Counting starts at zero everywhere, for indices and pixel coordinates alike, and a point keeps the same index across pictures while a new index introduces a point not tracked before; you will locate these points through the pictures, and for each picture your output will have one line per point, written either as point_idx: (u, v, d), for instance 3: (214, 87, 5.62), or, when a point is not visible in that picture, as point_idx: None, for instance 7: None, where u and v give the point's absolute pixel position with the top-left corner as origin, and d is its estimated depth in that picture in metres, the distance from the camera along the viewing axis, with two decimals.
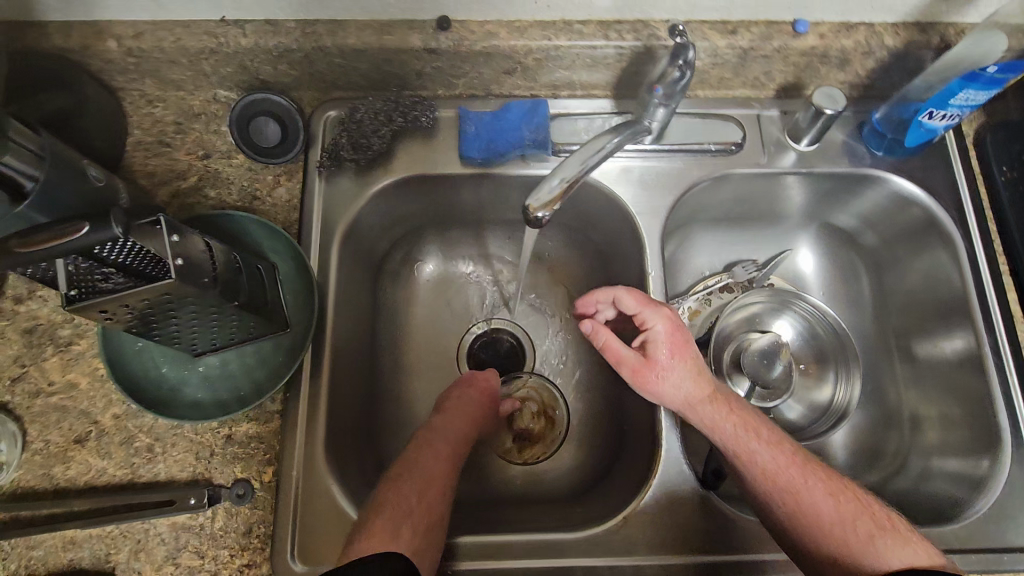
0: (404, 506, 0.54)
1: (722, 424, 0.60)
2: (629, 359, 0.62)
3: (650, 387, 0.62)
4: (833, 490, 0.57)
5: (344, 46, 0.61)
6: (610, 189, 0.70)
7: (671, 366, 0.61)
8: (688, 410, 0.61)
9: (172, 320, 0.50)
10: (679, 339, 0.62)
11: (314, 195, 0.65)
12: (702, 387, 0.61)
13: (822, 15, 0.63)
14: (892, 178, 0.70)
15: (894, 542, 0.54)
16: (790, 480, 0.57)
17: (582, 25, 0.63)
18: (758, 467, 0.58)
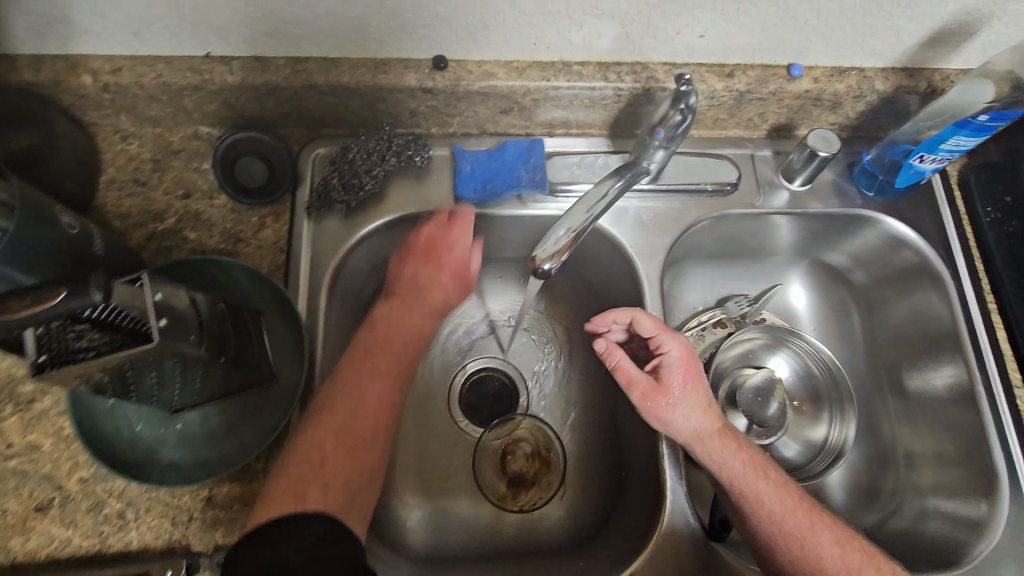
0: (322, 464, 0.52)
1: (731, 460, 0.58)
2: (642, 383, 0.61)
3: (659, 414, 0.60)
4: (840, 539, 0.55)
5: (336, 84, 0.59)
6: (607, 228, 0.69)
7: (683, 395, 0.60)
8: (696, 444, 0.59)
9: (152, 377, 0.47)
10: (692, 368, 0.62)
11: (301, 237, 0.62)
12: (713, 420, 0.60)
13: (816, 61, 0.64)
14: (883, 218, 0.71)
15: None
16: (798, 525, 0.55)
17: (580, 66, 0.62)
18: (765, 508, 0.56)
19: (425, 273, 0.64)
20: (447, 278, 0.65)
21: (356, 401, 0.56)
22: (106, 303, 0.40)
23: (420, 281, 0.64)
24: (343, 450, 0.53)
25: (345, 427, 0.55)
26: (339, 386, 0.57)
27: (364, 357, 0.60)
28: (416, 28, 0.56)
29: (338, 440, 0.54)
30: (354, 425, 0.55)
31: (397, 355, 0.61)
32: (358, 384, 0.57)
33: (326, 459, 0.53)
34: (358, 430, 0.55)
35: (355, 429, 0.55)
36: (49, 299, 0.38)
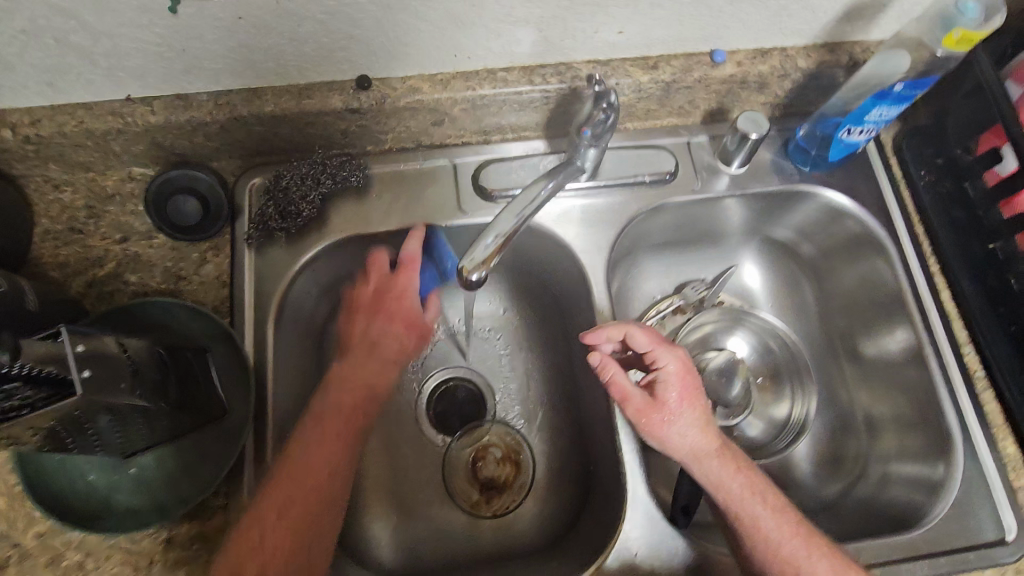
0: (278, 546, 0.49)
1: (728, 482, 0.56)
2: (638, 398, 0.59)
3: (655, 429, 0.58)
4: (838, 568, 0.53)
5: (261, 114, 0.59)
6: (550, 228, 0.69)
7: (680, 412, 0.59)
8: (692, 462, 0.58)
9: (93, 430, 0.47)
10: (690, 385, 0.60)
11: (244, 269, 0.62)
12: (710, 440, 0.58)
13: (737, 45, 0.64)
14: (821, 191, 0.72)
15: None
16: (793, 551, 0.54)
17: (505, 72, 0.62)
18: (759, 534, 0.55)
19: (381, 339, 0.62)
20: (400, 326, 0.63)
21: (321, 469, 0.53)
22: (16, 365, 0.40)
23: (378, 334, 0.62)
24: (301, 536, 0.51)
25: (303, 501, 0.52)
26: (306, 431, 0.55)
27: (331, 405, 0.57)
28: (334, 51, 0.56)
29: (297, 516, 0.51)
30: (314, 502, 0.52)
31: (363, 412, 0.58)
32: (317, 448, 0.54)
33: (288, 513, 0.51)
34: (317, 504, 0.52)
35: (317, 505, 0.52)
36: None
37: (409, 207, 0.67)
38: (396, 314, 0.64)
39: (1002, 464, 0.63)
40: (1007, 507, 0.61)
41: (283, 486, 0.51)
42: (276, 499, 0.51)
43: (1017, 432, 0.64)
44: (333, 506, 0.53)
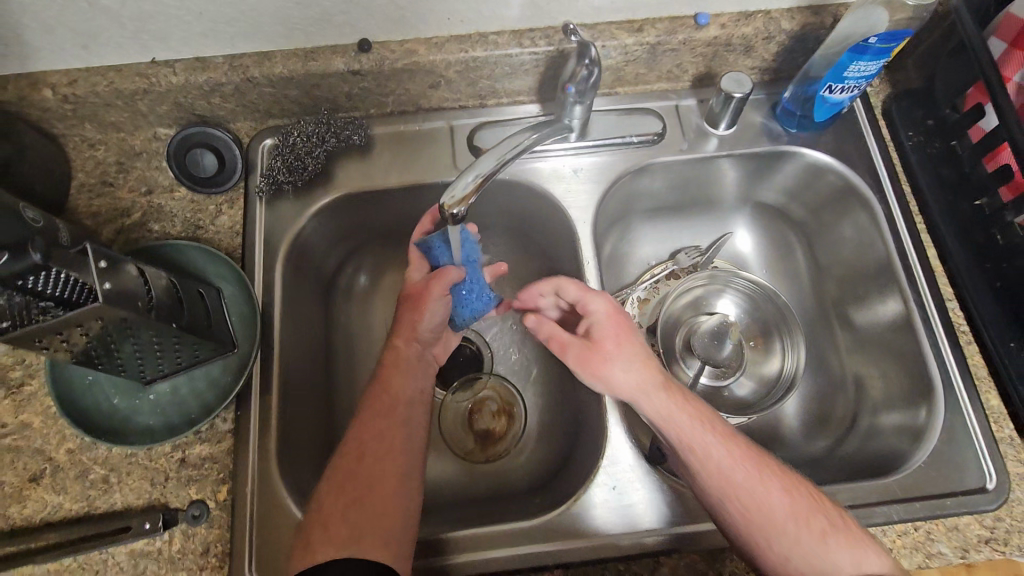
0: (341, 537, 0.49)
1: (677, 414, 0.57)
2: (579, 343, 0.61)
3: (600, 372, 0.59)
4: (790, 487, 0.55)
5: (272, 75, 0.64)
6: (541, 187, 0.72)
7: (619, 351, 0.59)
8: (641, 399, 0.58)
9: (130, 339, 0.51)
10: (625, 325, 0.61)
11: (255, 220, 0.67)
12: (655, 375, 0.58)
13: (721, 8, 0.67)
14: (805, 152, 0.73)
15: (846, 541, 0.52)
16: (747, 475, 0.55)
17: (496, 36, 0.66)
18: (713, 462, 0.55)
19: (398, 345, 0.63)
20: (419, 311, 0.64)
21: (369, 460, 0.55)
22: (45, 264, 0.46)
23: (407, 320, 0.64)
24: (360, 525, 0.50)
25: (356, 490, 0.53)
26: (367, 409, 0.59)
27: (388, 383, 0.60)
28: (335, 15, 0.61)
29: (350, 509, 0.51)
30: (367, 487, 0.53)
31: (398, 407, 0.59)
32: (363, 443, 0.56)
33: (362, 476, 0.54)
34: (367, 490, 0.53)
35: (372, 492, 0.53)
36: None
37: (408, 166, 0.71)
38: (410, 326, 0.64)
39: (984, 415, 0.64)
40: (988, 456, 0.62)
41: (336, 487, 0.53)
42: (331, 494, 0.53)
43: (1001, 385, 0.64)
44: (387, 490, 0.53)
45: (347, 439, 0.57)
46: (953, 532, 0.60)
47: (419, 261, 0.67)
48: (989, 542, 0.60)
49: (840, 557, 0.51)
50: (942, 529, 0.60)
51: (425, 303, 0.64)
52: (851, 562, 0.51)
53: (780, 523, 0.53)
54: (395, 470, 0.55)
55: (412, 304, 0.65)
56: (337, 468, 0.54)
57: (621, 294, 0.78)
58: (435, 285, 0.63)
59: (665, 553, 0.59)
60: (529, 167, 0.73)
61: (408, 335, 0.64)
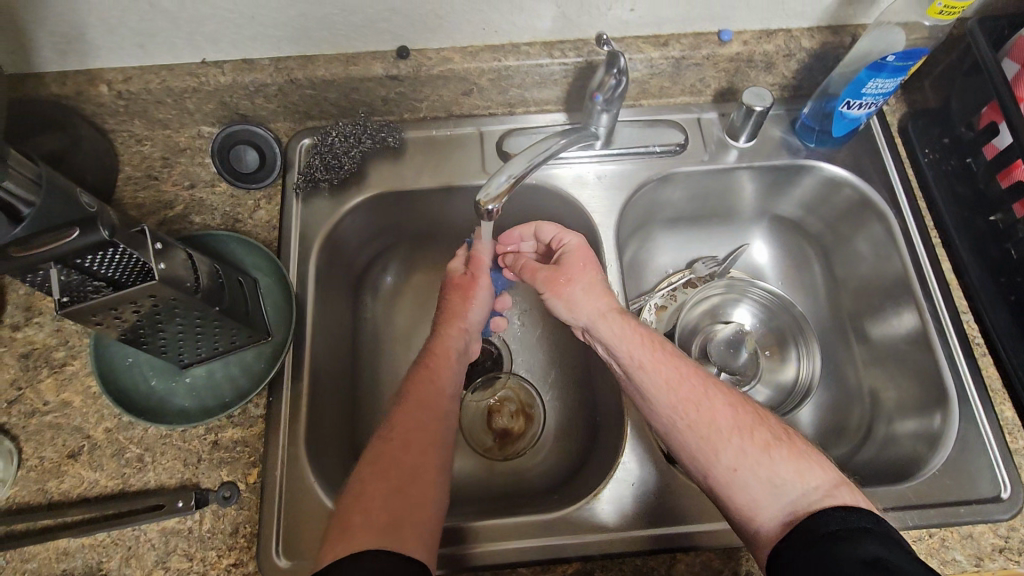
0: (382, 522, 0.49)
1: (627, 334, 0.62)
2: (543, 270, 0.67)
3: (560, 295, 0.65)
4: (734, 402, 0.57)
5: (314, 78, 0.68)
6: (566, 192, 0.75)
7: (581, 277, 0.65)
8: (597, 320, 0.63)
9: (175, 322, 0.54)
10: (590, 256, 0.67)
11: (291, 215, 0.70)
12: (610, 300, 0.64)
13: (744, 25, 0.70)
14: (823, 166, 0.75)
15: (789, 454, 0.54)
16: (692, 390, 0.58)
17: (528, 46, 0.69)
18: (659, 375, 0.59)
19: (444, 332, 0.66)
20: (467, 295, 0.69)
21: (410, 450, 0.56)
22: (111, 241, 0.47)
23: (456, 305, 0.68)
24: (399, 511, 0.51)
25: (399, 479, 0.53)
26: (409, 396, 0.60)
27: (429, 375, 0.62)
28: (377, 22, 0.64)
29: (393, 496, 0.52)
30: (402, 476, 0.54)
31: (442, 400, 0.60)
32: (406, 432, 0.57)
33: (395, 460, 0.55)
34: (410, 479, 0.54)
35: (413, 481, 0.54)
36: (65, 237, 0.45)
37: (439, 168, 0.74)
38: (458, 313, 0.68)
39: (998, 427, 0.64)
40: (1001, 465, 0.63)
41: (380, 471, 0.53)
42: (366, 481, 0.53)
43: (1014, 394, 0.65)
44: (424, 481, 0.54)
45: (388, 426, 0.58)
46: (967, 540, 0.60)
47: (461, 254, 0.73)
48: (1003, 551, 0.60)
49: (783, 468, 0.52)
50: (956, 537, 0.60)
51: (473, 293, 0.69)
52: (795, 474, 0.52)
53: (724, 435, 0.55)
54: (434, 463, 0.56)
55: (462, 295, 0.69)
56: (381, 453, 0.55)
57: (639, 300, 0.80)
58: (481, 276, 0.69)
59: (682, 550, 0.60)
60: (555, 173, 0.75)
61: (459, 326, 0.67)
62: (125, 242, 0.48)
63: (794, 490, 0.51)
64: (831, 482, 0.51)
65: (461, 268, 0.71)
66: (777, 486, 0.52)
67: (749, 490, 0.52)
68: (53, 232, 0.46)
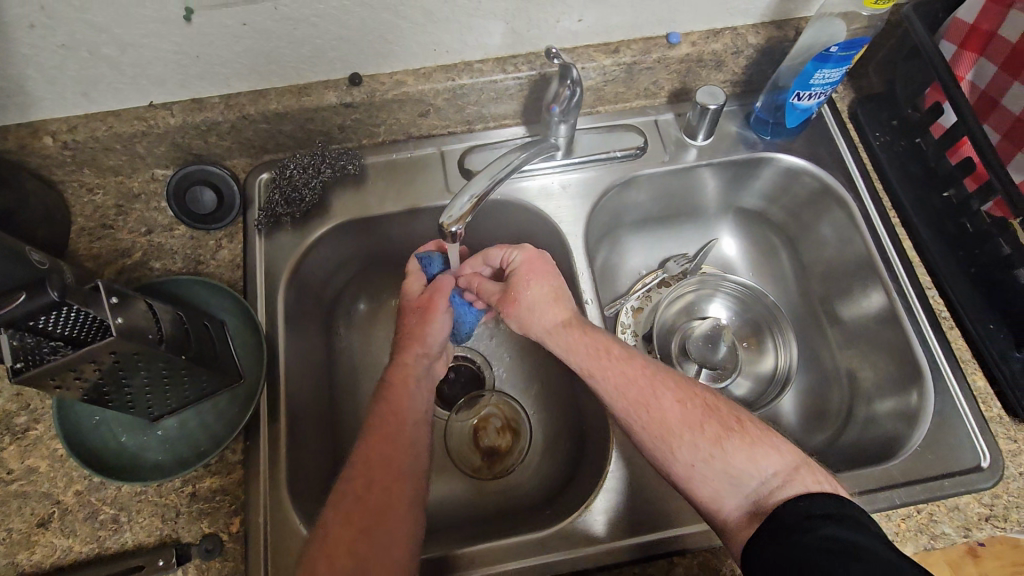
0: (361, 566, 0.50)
1: (574, 346, 0.62)
2: (496, 291, 0.68)
3: (515, 316, 0.66)
4: (682, 397, 0.58)
5: (266, 112, 0.67)
6: (531, 204, 0.75)
7: (525, 295, 0.65)
8: (546, 336, 0.64)
9: (141, 375, 0.52)
10: (536, 270, 0.66)
11: (255, 252, 0.69)
12: (558, 314, 0.64)
13: (691, 27, 0.71)
14: (780, 157, 0.76)
15: (741, 443, 0.54)
16: (640, 392, 0.58)
17: (480, 63, 0.69)
18: (609, 382, 0.60)
19: (407, 360, 0.64)
20: (417, 316, 0.66)
21: (381, 487, 0.55)
22: (62, 300, 0.46)
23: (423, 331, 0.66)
24: (370, 550, 0.51)
25: (366, 519, 0.53)
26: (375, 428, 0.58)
27: (395, 407, 0.60)
28: (327, 51, 0.64)
29: (381, 528, 0.52)
30: (379, 514, 0.53)
31: (404, 429, 0.59)
32: (367, 472, 0.55)
33: (367, 496, 0.54)
34: (376, 522, 0.53)
35: (388, 515, 0.53)
36: (10, 303, 0.44)
37: (402, 191, 0.73)
38: (421, 340, 0.65)
39: (971, 396, 0.63)
40: (979, 434, 0.62)
41: (366, 505, 0.53)
42: (341, 523, 0.52)
43: (985, 365, 0.64)
44: (399, 511, 0.54)
45: (356, 464, 0.56)
46: (954, 511, 0.59)
47: (417, 273, 0.70)
48: (990, 518, 0.59)
49: (736, 459, 0.54)
50: (943, 510, 0.59)
51: (432, 313, 0.66)
52: (749, 464, 0.53)
53: (677, 434, 0.56)
54: (409, 494, 0.56)
55: (418, 317, 0.66)
56: (357, 490, 0.54)
57: (615, 303, 0.80)
58: (439, 297, 0.66)
59: (678, 553, 0.59)
60: (520, 187, 0.75)
61: (417, 350, 0.65)
62: (79, 302, 0.47)
63: (753, 480, 0.53)
64: (789, 466, 0.53)
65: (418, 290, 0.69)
66: (737, 478, 0.53)
67: (710, 484, 0.54)
68: (1, 298, 0.45)
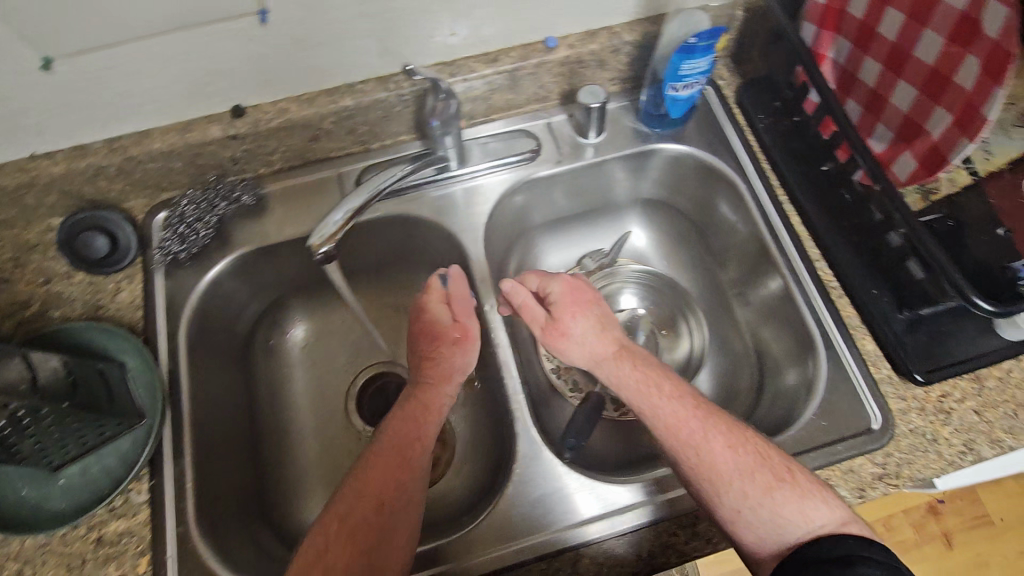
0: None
1: (622, 378, 0.65)
2: (540, 318, 0.69)
3: (558, 345, 0.69)
4: (735, 442, 0.57)
5: (151, 151, 0.67)
6: (432, 217, 0.76)
7: (574, 326, 0.68)
8: (593, 367, 0.67)
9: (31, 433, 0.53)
10: (578, 302, 0.70)
11: (157, 291, 0.69)
12: (607, 346, 0.67)
13: (566, 31, 0.72)
14: (665, 146, 0.79)
15: (792, 494, 0.54)
16: (692, 433, 0.58)
17: (363, 84, 0.70)
18: (661, 420, 0.60)
19: (432, 386, 0.66)
20: (435, 342, 0.68)
21: (382, 510, 0.57)
22: None
23: (444, 359, 0.67)
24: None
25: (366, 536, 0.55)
26: (395, 456, 0.60)
27: (417, 433, 0.63)
28: (203, 87, 0.64)
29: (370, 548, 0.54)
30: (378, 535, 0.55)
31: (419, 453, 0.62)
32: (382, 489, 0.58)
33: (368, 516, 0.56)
34: (378, 542, 0.55)
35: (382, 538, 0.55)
36: None
37: (302, 216, 0.74)
38: (445, 366, 0.67)
39: (861, 359, 0.65)
40: (870, 397, 0.64)
41: (358, 525, 0.55)
42: (343, 537, 0.55)
43: (873, 329, 0.66)
44: (393, 536, 0.56)
45: (370, 477, 0.58)
46: (849, 474, 0.61)
47: (436, 292, 0.70)
48: (883, 478, 0.61)
49: (787, 509, 0.54)
50: (839, 474, 0.61)
51: (459, 343, 0.68)
52: (798, 514, 0.53)
53: (728, 479, 0.55)
54: (407, 518, 0.57)
55: (454, 346, 0.68)
56: (354, 508, 0.56)
57: None
58: (470, 323, 0.69)
59: (585, 545, 0.60)
60: (419, 200, 0.76)
61: (447, 386, 0.67)
62: None
63: (801, 529, 0.53)
64: (837, 520, 0.53)
65: (446, 317, 0.69)
66: (782, 528, 0.53)
67: (755, 530, 0.54)
68: None
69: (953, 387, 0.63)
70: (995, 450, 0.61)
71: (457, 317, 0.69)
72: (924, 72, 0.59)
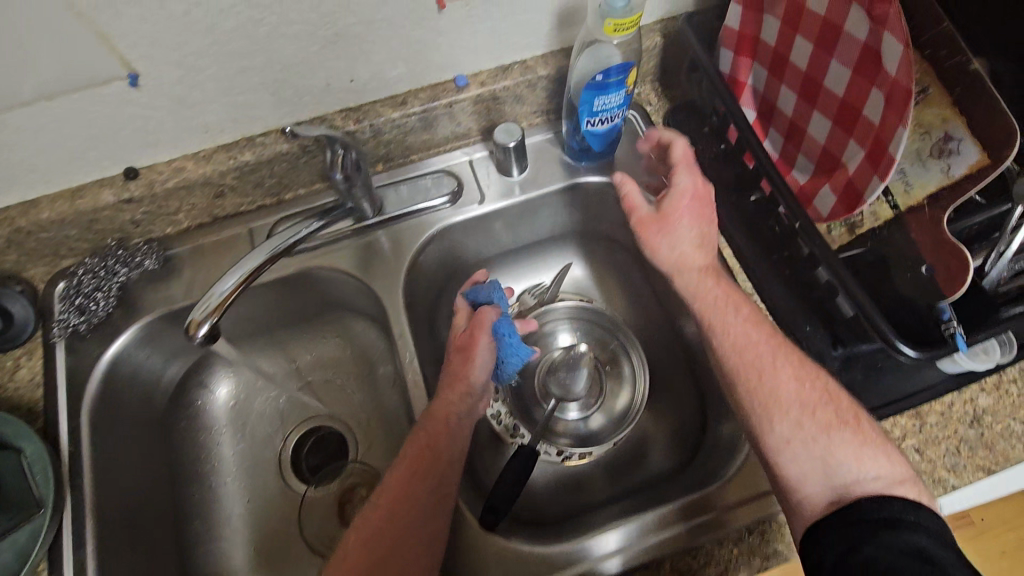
0: None
1: (704, 292, 0.62)
2: (645, 211, 0.65)
3: (652, 240, 0.64)
4: (803, 377, 0.57)
5: (39, 221, 0.63)
6: (348, 271, 0.73)
7: (681, 227, 0.63)
8: (675, 272, 0.64)
9: None
10: (700, 203, 0.64)
11: (58, 367, 0.65)
12: (703, 257, 0.63)
13: (476, 68, 0.69)
14: (591, 178, 0.76)
15: (852, 437, 0.54)
16: (758, 357, 0.58)
17: (263, 136, 0.66)
18: (727, 337, 0.60)
19: (448, 395, 0.63)
20: (457, 356, 0.66)
21: (397, 528, 0.57)
22: None
23: (460, 367, 0.65)
24: None
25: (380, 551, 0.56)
26: (412, 473, 0.59)
27: (434, 447, 0.60)
28: (86, 152, 0.61)
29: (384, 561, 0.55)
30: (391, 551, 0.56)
31: (440, 468, 0.59)
32: (393, 504, 0.58)
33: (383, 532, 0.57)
34: (395, 553, 0.56)
35: (395, 554, 0.55)
36: None
37: (214, 274, 0.71)
38: (461, 377, 0.64)
39: None
40: None
41: (371, 540, 0.56)
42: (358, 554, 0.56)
43: None
44: (411, 552, 0.55)
45: (385, 493, 0.59)
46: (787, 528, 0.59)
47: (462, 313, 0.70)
48: None
49: (842, 450, 0.54)
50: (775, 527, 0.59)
51: (473, 352, 0.65)
52: (853, 459, 0.53)
53: (786, 407, 0.56)
54: (425, 535, 0.56)
55: (459, 354, 0.65)
56: (370, 522, 0.58)
57: None
58: (482, 333, 0.65)
59: None
60: (337, 251, 0.73)
61: (462, 388, 0.64)
62: None
63: (852, 475, 0.53)
64: (895, 476, 0.53)
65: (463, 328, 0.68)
66: (833, 469, 0.54)
67: (802, 464, 0.54)
68: None
69: (892, 425, 0.60)
70: (938, 491, 0.58)
71: (472, 330, 0.65)
72: (835, 103, 0.58)
